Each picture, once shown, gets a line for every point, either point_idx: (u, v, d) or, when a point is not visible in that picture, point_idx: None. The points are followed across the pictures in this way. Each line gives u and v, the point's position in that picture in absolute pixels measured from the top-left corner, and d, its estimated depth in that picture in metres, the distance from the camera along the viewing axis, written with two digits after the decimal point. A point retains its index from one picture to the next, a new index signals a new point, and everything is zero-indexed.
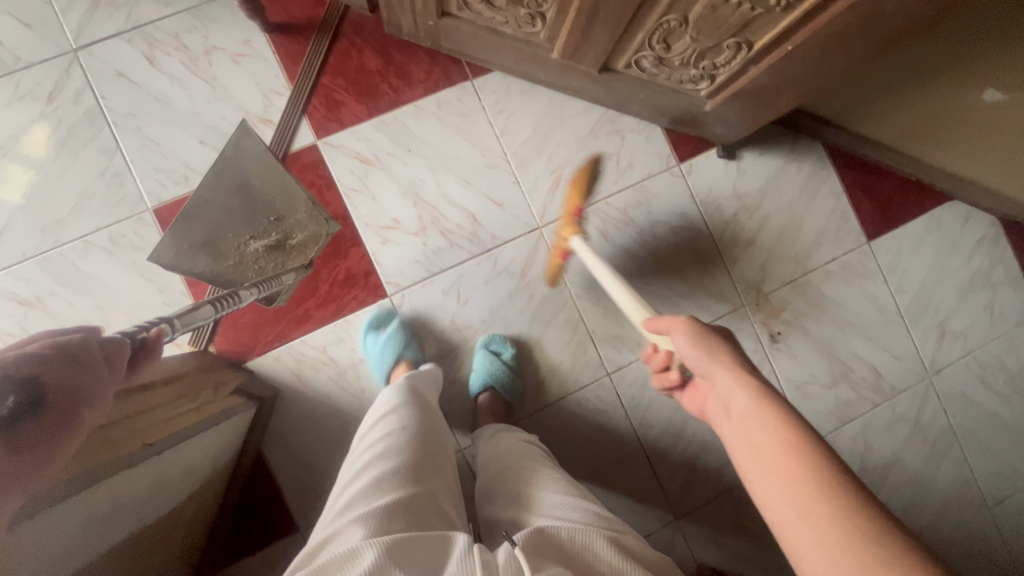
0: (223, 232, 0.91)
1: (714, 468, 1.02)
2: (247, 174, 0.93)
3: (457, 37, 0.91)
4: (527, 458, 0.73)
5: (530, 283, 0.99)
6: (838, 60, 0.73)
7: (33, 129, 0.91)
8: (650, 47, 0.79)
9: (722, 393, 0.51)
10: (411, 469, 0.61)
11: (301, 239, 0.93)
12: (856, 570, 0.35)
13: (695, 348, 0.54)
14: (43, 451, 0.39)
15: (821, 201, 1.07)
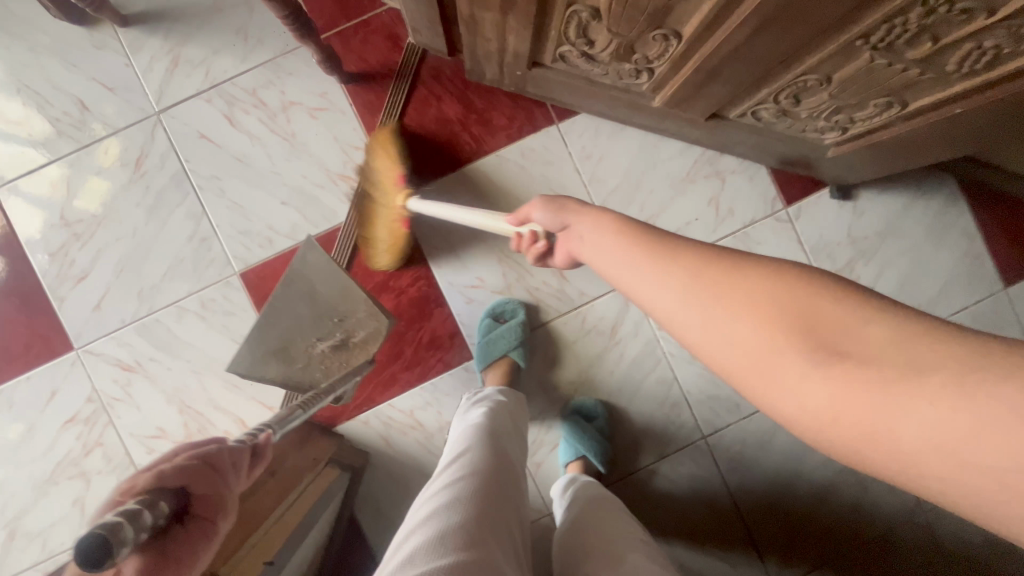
0: (291, 335, 0.79)
1: (818, 536, 0.94)
2: (311, 279, 0.80)
3: (546, 85, 0.83)
4: (612, 513, 0.64)
5: (620, 342, 0.94)
6: (1015, 119, 0.62)
7: (106, 142, 0.92)
8: (774, 101, 0.70)
9: (582, 234, 0.46)
10: (471, 519, 0.52)
11: (366, 337, 0.82)
12: (785, 322, 0.28)
13: (552, 215, 0.51)
14: (185, 562, 0.40)
15: (949, 244, 0.95)
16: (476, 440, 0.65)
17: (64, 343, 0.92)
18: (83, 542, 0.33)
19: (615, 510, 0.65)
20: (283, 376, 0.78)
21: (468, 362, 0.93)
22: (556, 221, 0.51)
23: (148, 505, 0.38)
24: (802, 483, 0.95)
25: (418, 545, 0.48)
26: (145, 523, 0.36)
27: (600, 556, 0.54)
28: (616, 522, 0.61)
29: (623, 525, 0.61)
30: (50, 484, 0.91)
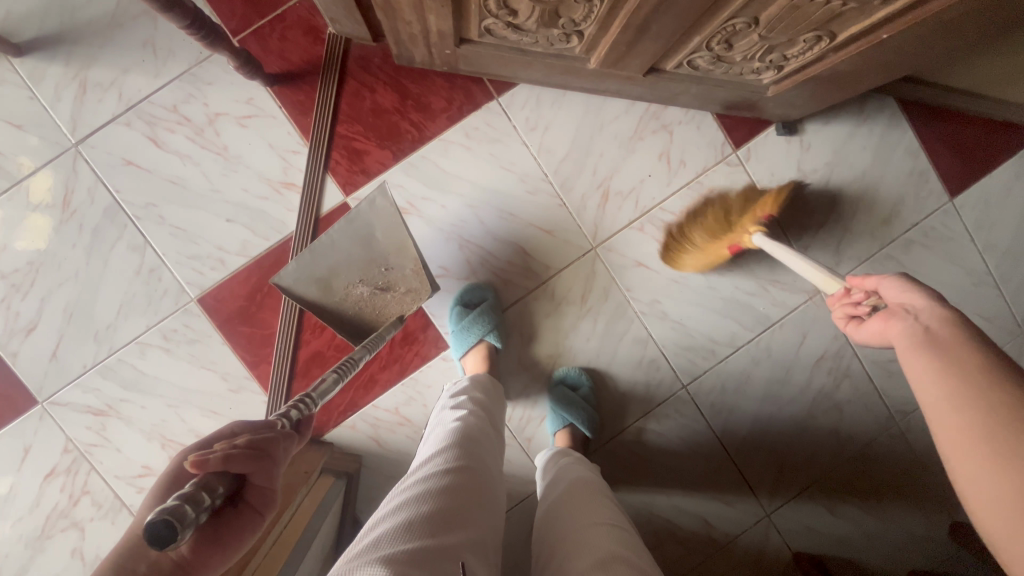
0: (339, 273, 0.82)
1: (802, 462, 0.99)
2: (371, 224, 0.80)
3: (478, 60, 0.81)
4: (593, 499, 0.66)
5: (593, 309, 0.94)
6: (938, 38, 0.63)
7: (36, 176, 0.86)
8: (707, 48, 0.69)
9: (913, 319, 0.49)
10: (444, 514, 0.54)
11: (405, 294, 0.83)
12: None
13: (902, 290, 0.52)
14: (230, 538, 0.47)
15: (895, 164, 0.97)
16: (456, 437, 0.67)
17: (26, 398, 0.89)
18: (150, 526, 0.36)
19: (596, 495, 0.68)
20: (317, 301, 0.83)
21: (445, 352, 0.93)
22: (900, 300, 0.52)
23: (206, 488, 0.42)
24: (784, 415, 0.99)
25: (394, 532, 0.51)
26: (205, 506, 0.40)
27: (565, 547, 0.58)
28: (590, 508, 0.64)
29: (596, 512, 0.63)
30: (44, 539, 0.89)
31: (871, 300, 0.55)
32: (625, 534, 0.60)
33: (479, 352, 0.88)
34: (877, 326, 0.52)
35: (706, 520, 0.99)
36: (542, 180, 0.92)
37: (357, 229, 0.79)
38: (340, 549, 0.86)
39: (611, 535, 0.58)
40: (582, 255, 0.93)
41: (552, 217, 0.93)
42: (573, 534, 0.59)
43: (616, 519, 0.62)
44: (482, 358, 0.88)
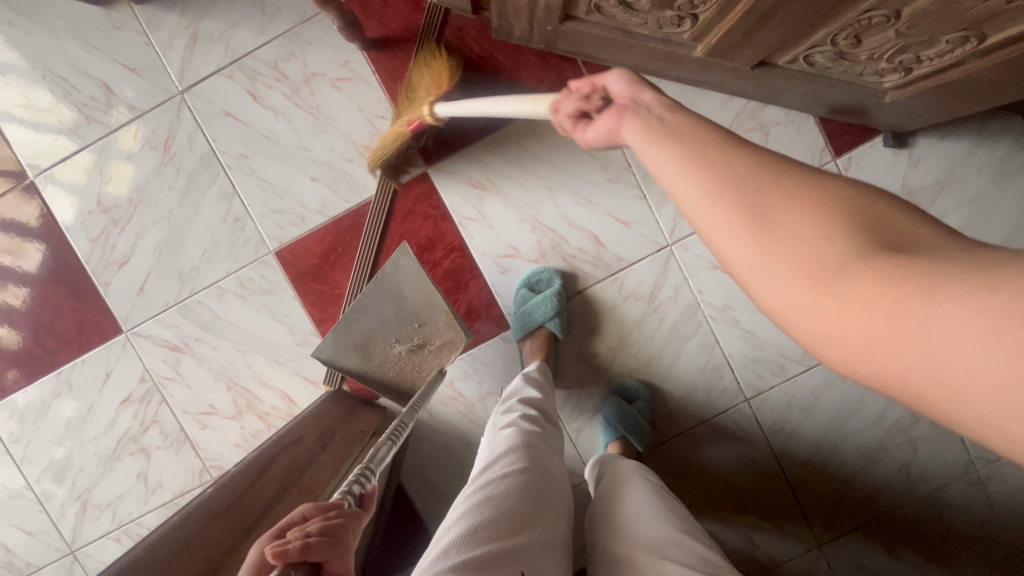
0: (375, 336, 0.82)
1: (866, 496, 0.93)
2: (400, 283, 0.80)
3: (580, 39, 0.79)
4: (647, 484, 0.66)
5: (660, 307, 0.91)
6: None
7: (132, 125, 0.91)
8: (831, 43, 0.64)
9: (636, 103, 0.41)
10: (507, 522, 0.56)
11: (441, 347, 0.81)
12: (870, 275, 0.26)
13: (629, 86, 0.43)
14: None
15: (1015, 190, 0.89)
16: (516, 436, 0.68)
17: (112, 326, 0.94)
18: None
19: (656, 484, 0.67)
20: (361, 368, 0.83)
21: (505, 333, 0.92)
22: (630, 94, 0.42)
23: None
24: (851, 444, 0.93)
25: (460, 540, 0.53)
26: None
27: (617, 535, 0.58)
28: (645, 491, 0.64)
29: (653, 496, 0.63)
30: (114, 459, 0.95)
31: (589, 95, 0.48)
32: (686, 519, 0.60)
33: (542, 335, 0.88)
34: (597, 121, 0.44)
35: (752, 541, 0.95)
36: (625, 170, 0.89)
37: (385, 293, 0.81)
38: (384, 512, 0.87)
39: (672, 518, 0.58)
40: (655, 251, 0.90)
41: (630, 208, 0.90)
42: (632, 511, 0.60)
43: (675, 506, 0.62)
44: (544, 346, 0.87)
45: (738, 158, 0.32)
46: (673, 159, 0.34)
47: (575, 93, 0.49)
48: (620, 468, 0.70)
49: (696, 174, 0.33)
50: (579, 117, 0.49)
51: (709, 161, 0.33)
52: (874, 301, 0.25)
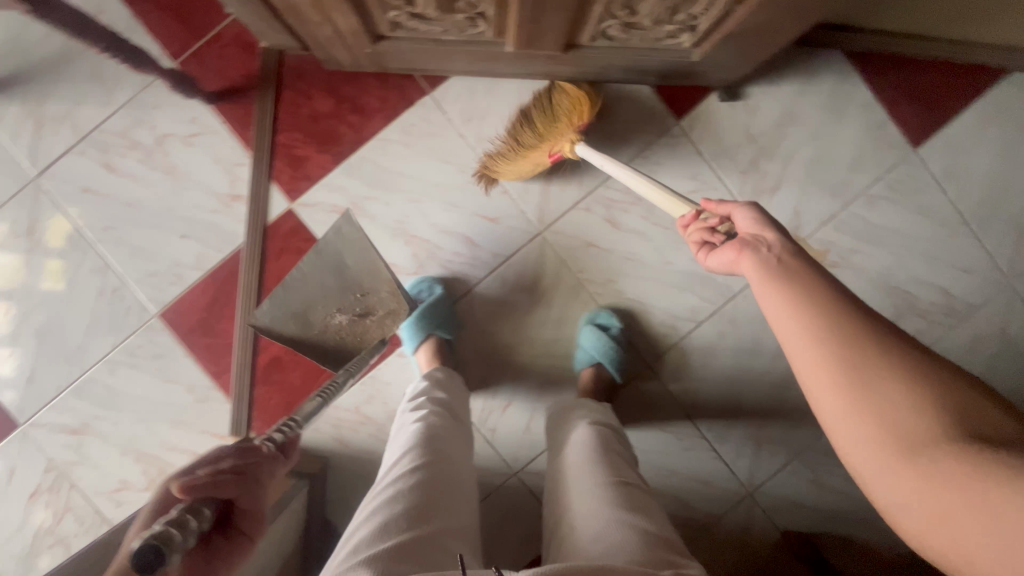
0: (313, 306, 0.79)
1: (781, 435, 0.97)
2: (341, 251, 0.77)
3: (402, 55, 0.82)
4: (592, 459, 0.71)
5: (545, 294, 0.93)
6: None
7: (55, 222, 0.91)
8: (612, 16, 0.68)
9: (762, 246, 0.51)
10: (422, 507, 0.58)
11: (384, 318, 0.82)
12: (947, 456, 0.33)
13: (753, 221, 0.54)
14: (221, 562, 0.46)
15: (851, 118, 0.93)
16: (424, 430, 0.70)
17: (8, 422, 0.93)
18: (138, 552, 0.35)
19: (597, 454, 0.72)
20: (295, 342, 0.79)
21: (401, 349, 0.93)
22: (753, 232, 0.53)
23: (191, 513, 0.41)
24: (757, 388, 0.96)
25: (375, 532, 0.54)
26: (191, 531, 0.39)
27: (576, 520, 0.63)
28: (587, 472, 0.69)
29: (596, 475, 0.67)
30: (31, 558, 0.92)
31: (723, 226, 0.58)
32: (624, 492, 0.65)
33: (432, 338, 0.89)
34: (728, 256, 0.54)
35: (685, 502, 0.97)
36: None
37: (323, 257, 0.79)
38: (311, 551, 0.87)
39: (610, 499, 0.63)
40: (529, 241, 0.93)
41: (495, 205, 0.92)
42: (580, 503, 0.64)
43: (621, 477, 0.67)
44: (433, 350, 0.88)
45: (861, 334, 0.39)
46: (793, 314, 0.42)
47: (701, 220, 0.61)
48: (571, 454, 0.74)
49: (815, 334, 0.41)
50: (702, 243, 0.60)
51: (831, 321, 0.41)
52: (955, 479, 0.32)
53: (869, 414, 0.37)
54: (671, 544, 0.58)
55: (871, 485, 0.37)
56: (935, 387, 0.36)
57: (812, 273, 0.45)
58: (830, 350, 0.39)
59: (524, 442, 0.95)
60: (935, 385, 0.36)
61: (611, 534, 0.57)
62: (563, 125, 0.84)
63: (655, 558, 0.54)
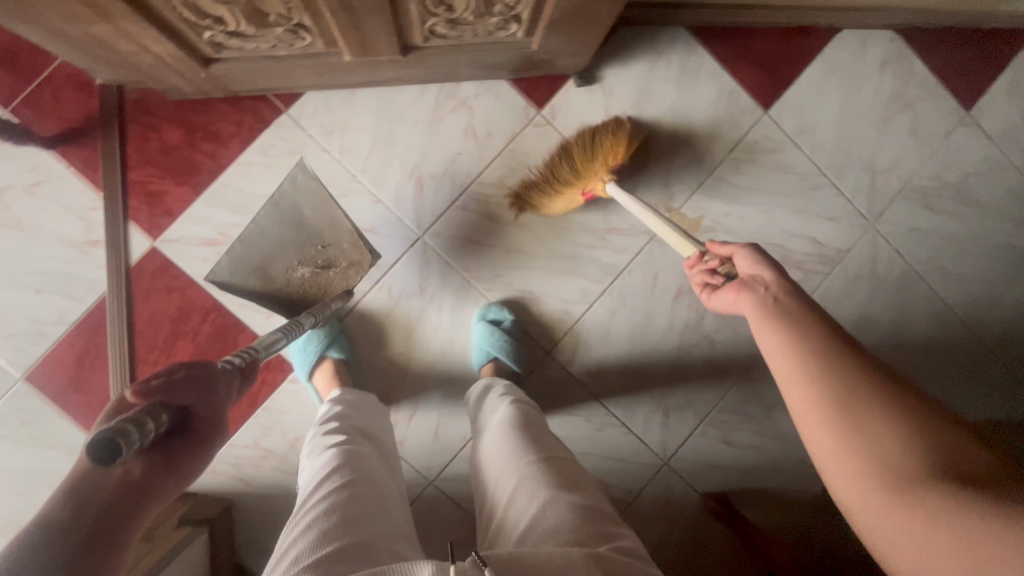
0: (275, 259, 0.75)
1: (688, 401, 0.99)
2: (297, 203, 0.75)
3: (242, 76, 0.80)
4: (514, 437, 0.70)
5: (434, 297, 0.93)
6: None
7: None
8: (432, 14, 0.69)
9: (766, 287, 0.56)
10: (354, 515, 0.56)
11: (347, 268, 0.78)
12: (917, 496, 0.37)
13: (752, 263, 0.60)
14: (183, 465, 0.47)
15: (703, 89, 0.97)
16: (343, 450, 0.68)
17: None
18: (93, 445, 0.35)
19: (520, 432, 0.71)
20: (260, 295, 0.75)
21: (293, 374, 0.90)
22: (751, 273, 0.59)
23: (151, 415, 0.41)
24: (658, 358, 0.98)
25: (307, 548, 0.52)
26: (151, 433, 0.40)
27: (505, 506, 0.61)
28: (512, 451, 0.67)
29: (520, 453, 0.66)
30: None
31: (723, 268, 0.64)
32: (553, 466, 0.64)
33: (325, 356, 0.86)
34: (729, 298, 0.60)
35: (606, 481, 0.97)
36: (352, 182, 0.91)
37: (281, 208, 0.75)
38: None
39: (540, 472, 0.62)
40: (410, 247, 0.92)
41: (370, 215, 0.91)
42: (507, 485, 0.64)
43: (554, 451, 0.67)
44: (329, 367, 0.86)
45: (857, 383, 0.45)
46: (795, 356, 0.49)
47: (703, 262, 0.67)
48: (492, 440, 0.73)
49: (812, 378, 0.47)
50: (704, 284, 0.66)
51: (831, 370, 0.46)
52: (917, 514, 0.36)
53: (850, 449, 0.42)
54: (604, 513, 0.58)
55: (861, 530, 0.41)
56: (924, 437, 0.40)
57: (809, 319, 0.51)
58: (816, 396, 0.46)
59: (435, 449, 0.93)
60: (924, 436, 0.40)
61: (543, 514, 0.55)
62: (598, 163, 0.87)
63: (588, 531, 0.53)
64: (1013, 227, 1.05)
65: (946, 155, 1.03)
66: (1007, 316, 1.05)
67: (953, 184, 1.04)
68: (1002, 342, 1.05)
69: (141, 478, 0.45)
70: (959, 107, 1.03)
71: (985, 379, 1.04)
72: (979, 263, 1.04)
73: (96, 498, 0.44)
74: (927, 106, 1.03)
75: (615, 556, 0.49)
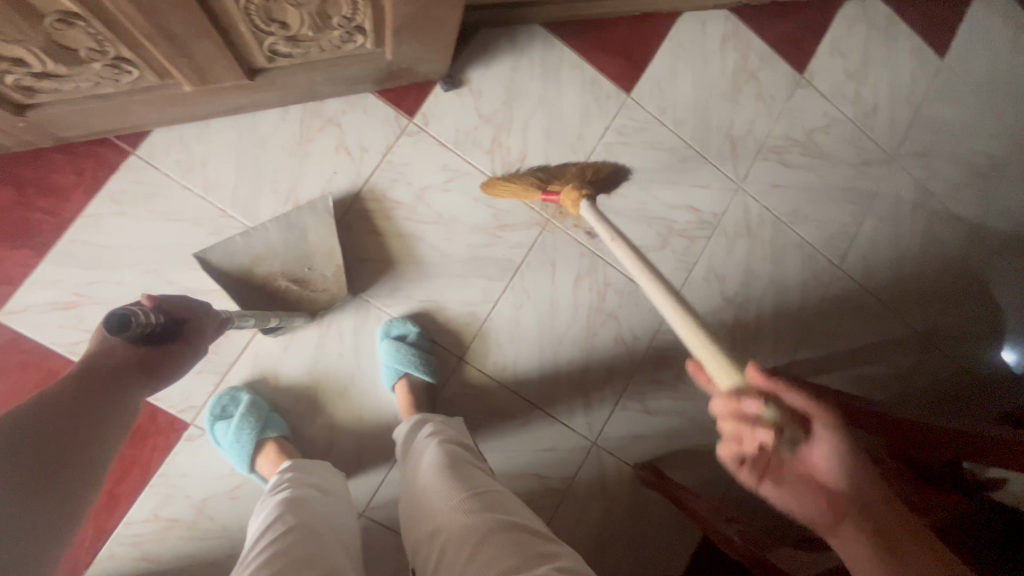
0: (263, 261, 0.84)
1: (605, 379, 1.02)
2: (305, 224, 0.85)
3: (70, 120, 0.73)
4: (442, 470, 0.66)
5: (333, 324, 0.89)
6: None
7: None
8: (267, 33, 0.66)
9: (860, 495, 0.46)
10: (302, 558, 0.53)
11: (321, 294, 0.86)
12: None
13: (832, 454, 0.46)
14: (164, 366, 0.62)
15: (568, 81, 1.01)
16: (286, 500, 0.63)
17: None
18: (111, 314, 0.49)
19: (448, 462, 0.67)
20: (233, 285, 0.83)
21: (188, 432, 0.83)
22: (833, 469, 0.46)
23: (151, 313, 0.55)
24: (570, 344, 1.00)
25: None
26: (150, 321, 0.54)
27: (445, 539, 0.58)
28: (441, 484, 0.64)
29: (450, 486, 0.63)
30: None
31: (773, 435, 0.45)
32: (487, 493, 0.62)
33: (262, 441, 0.79)
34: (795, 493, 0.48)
35: (541, 475, 0.97)
36: (222, 217, 0.85)
37: (293, 226, 0.85)
38: None
39: (490, 503, 0.61)
40: None
41: None
42: (437, 520, 0.60)
43: (501, 488, 0.65)
44: (266, 453, 0.79)
45: None
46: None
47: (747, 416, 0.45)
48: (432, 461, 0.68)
49: None
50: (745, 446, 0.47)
51: None
52: None
53: None
54: (537, 531, 0.58)
55: None
56: None
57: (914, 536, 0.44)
58: None
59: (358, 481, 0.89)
60: None
61: (486, 539, 0.55)
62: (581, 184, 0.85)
63: (528, 554, 0.53)
64: (854, 172, 1.18)
65: (791, 115, 1.14)
66: (863, 251, 1.18)
67: (801, 141, 1.15)
68: (863, 275, 1.18)
69: (134, 363, 0.60)
70: (793, 72, 1.15)
71: (857, 310, 1.17)
72: (834, 208, 1.16)
73: (95, 374, 0.57)
74: (767, 74, 1.13)
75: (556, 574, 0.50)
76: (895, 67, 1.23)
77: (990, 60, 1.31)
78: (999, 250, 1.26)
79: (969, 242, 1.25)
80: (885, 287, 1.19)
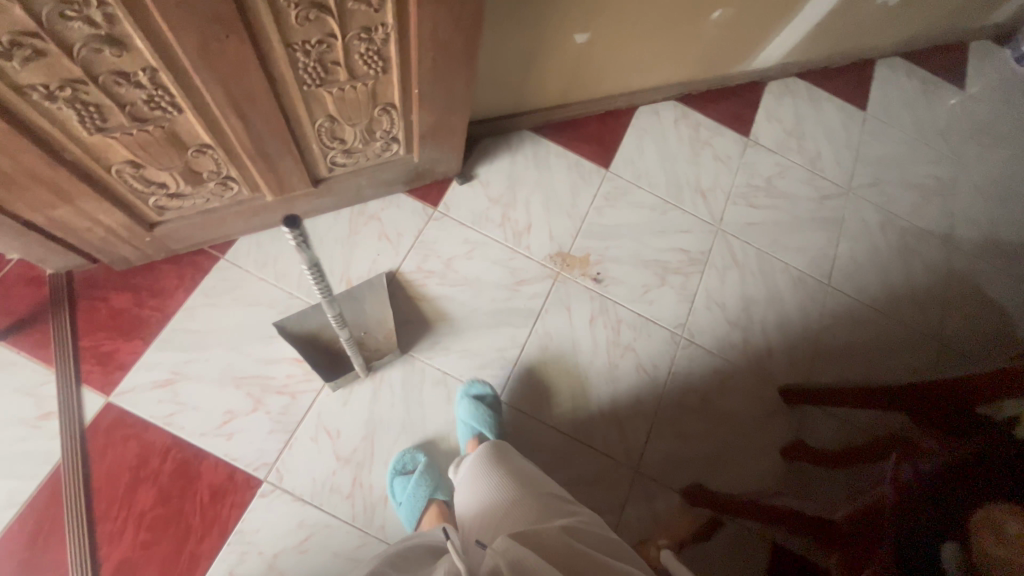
0: (328, 328, 0.99)
1: (633, 408, 1.09)
2: None
3: (182, 234, 0.96)
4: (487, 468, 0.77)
5: (384, 379, 1.02)
6: (462, 90, 0.89)
7: None
8: (331, 148, 0.91)
9: None
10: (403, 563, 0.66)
11: (374, 350, 1.02)
12: None
13: None
14: None
15: (556, 165, 1.26)
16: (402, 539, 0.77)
17: None
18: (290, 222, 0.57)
19: (493, 465, 0.77)
20: (303, 348, 0.99)
21: (261, 489, 0.91)
22: None
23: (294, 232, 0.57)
24: (595, 378, 1.10)
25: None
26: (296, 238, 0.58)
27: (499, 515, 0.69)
28: (488, 477, 0.75)
29: (496, 481, 0.73)
30: None
31: None
32: (526, 478, 0.74)
33: (434, 501, 0.91)
34: None
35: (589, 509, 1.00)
36: (290, 298, 1.04)
37: None
38: None
39: (533, 485, 0.72)
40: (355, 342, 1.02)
41: None
42: (482, 502, 0.71)
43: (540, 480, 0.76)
44: (436, 514, 0.90)
45: None
46: None
47: None
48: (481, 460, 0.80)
49: None
50: None
51: None
52: None
53: None
54: (561, 498, 0.71)
55: None
56: None
57: None
58: None
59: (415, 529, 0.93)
60: None
61: (523, 506, 0.67)
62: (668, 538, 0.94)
63: (558, 511, 0.65)
64: (817, 205, 1.36)
65: (747, 168, 1.36)
66: (848, 269, 1.31)
67: (762, 187, 1.35)
68: (855, 289, 1.29)
69: None
70: (741, 136, 1.40)
71: (858, 320, 1.25)
72: (807, 236, 1.32)
73: None
74: (718, 140, 1.38)
75: (581, 527, 0.61)
76: (827, 122, 1.48)
77: (908, 107, 1.57)
78: (977, 254, 1.37)
79: (945, 251, 1.37)
80: (879, 298, 1.28)
